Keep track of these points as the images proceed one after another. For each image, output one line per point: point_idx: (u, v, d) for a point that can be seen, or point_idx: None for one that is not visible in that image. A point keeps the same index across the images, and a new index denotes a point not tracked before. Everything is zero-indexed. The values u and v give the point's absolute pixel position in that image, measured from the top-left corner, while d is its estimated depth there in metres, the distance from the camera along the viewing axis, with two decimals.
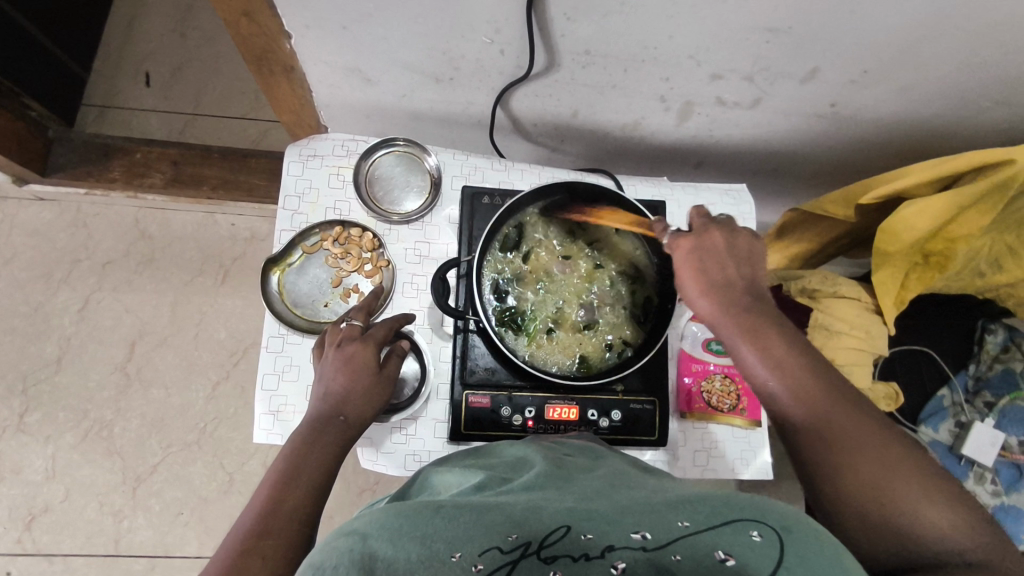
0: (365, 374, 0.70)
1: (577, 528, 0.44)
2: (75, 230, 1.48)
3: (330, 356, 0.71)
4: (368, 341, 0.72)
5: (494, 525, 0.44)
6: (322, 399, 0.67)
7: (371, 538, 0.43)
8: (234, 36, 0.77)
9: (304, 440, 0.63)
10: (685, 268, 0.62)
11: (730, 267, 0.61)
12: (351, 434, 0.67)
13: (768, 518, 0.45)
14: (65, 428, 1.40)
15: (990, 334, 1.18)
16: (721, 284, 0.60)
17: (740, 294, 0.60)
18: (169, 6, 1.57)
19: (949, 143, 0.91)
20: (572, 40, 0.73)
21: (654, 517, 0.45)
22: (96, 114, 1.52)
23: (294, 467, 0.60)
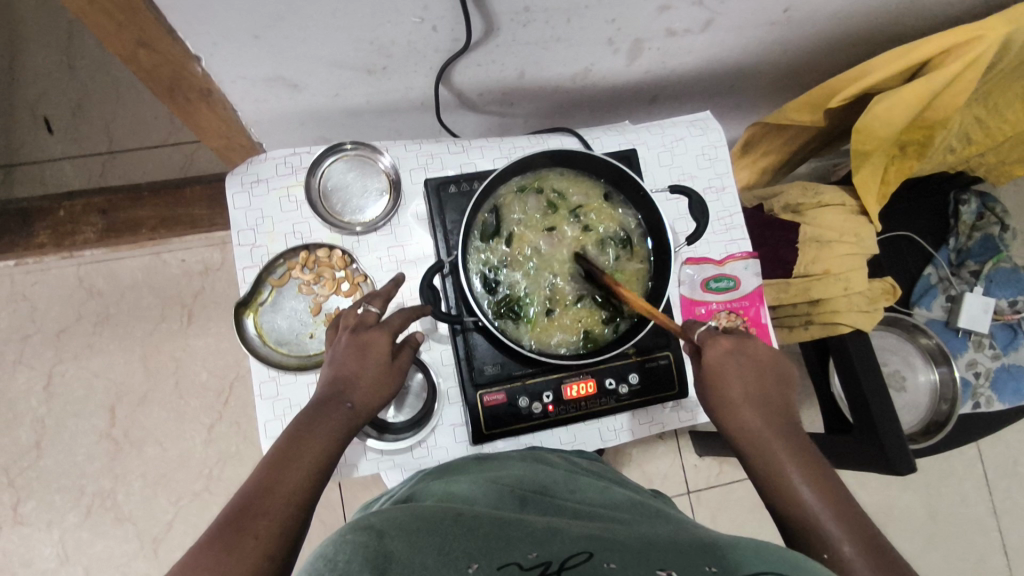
0: (376, 363, 0.65)
1: (598, 555, 0.44)
2: (16, 304, 1.38)
3: (341, 339, 0.66)
4: (385, 329, 0.66)
5: (516, 543, 0.45)
6: (330, 382, 0.63)
7: (388, 537, 0.45)
8: (134, 68, 0.69)
9: (309, 423, 0.59)
10: (710, 369, 0.66)
11: (754, 376, 0.65)
12: (356, 424, 0.63)
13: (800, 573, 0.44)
14: (65, 509, 1.34)
15: (964, 205, 1.19)
16: (743, 394, 0.64)
17: (763, 406, 0.64)
18: (48, 40, 1.42)
19: (906, 26, 0.88)
20: (508, 0, 0.67)
21: (683, 560, 0.45)
22: (3, 176, 1.39)
23: (296, 450, 0.57)
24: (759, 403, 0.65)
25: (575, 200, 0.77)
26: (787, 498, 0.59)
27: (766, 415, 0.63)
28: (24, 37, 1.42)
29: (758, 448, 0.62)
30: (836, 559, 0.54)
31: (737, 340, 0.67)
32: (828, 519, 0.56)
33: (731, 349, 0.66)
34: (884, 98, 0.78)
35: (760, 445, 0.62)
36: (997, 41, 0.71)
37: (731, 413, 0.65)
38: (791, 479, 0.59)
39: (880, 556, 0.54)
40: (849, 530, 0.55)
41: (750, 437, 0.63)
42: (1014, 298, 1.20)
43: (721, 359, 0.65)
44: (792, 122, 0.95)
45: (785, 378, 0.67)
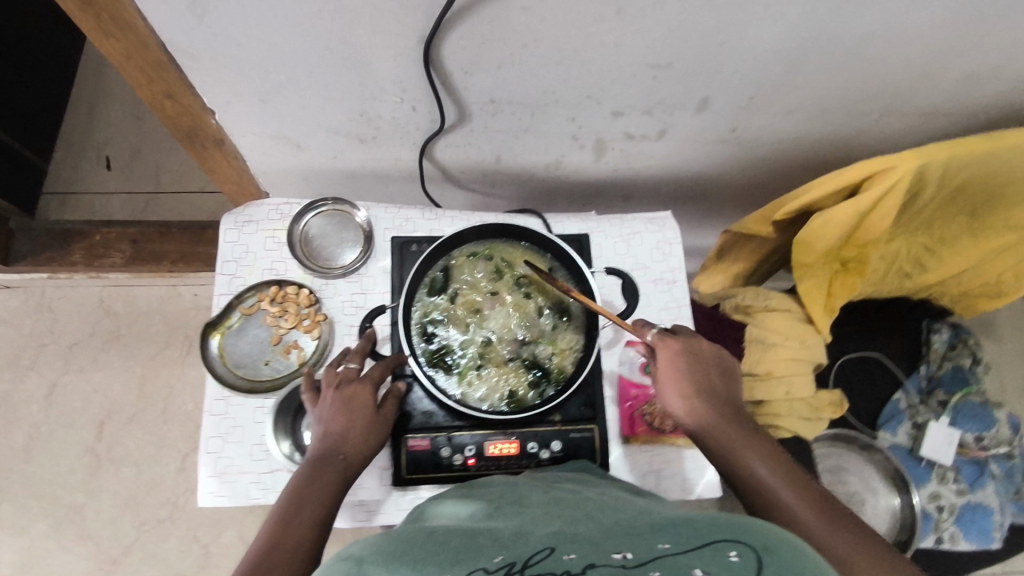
0: (361, 415, 0.72)
1: (560, 549, 0.46)
2: (41, 315, 1.51)
3: (329, 397, 0.72)
4: (367, 383, 0.74)
5: (483, 550, 0.48)
6: (321, 439, 0.69)
7: (367, 563, 0.48)
8: (161, 116, 0.82)
9: (308, 479, 0.65)
10: (667, 372, 0.71)
11: (707, 377, 0.71)
12: (352, 473, 0.68)
13: (748, 539, 0.46)
14: (35, 516, 1.39)
15: (936, 334, 1.21)
16: (699, 392, 0.69)
17: (717, 402, 0.69)
18: (125, 93, 1.64)
19: (853, 153, 0.96)
20: (475, 92, 0.78)
21: (638, 542, 0.47)
22: (59, 201, 1.56)
23: (298, 505, 0.62)
24: (712, 399, 0.69)
25: (520, 271, 0.85)
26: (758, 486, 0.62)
27: (721, 410, 0.68)
28: (106, 89, 1.64)
29: (723, 443, 0.66)
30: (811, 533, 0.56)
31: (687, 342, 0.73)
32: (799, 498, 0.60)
33: (681, 349, 0.72)
34: (821, 215, 0.84)
35: (724, 440, 0.67)
36: (910, 171, 0.76)
37: (691, 413, 0.69)
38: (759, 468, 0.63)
39: (846, 522, 0.57)
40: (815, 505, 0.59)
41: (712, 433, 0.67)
42: (981, 434, 1.17)
43: (673, 360, 0.71)
44: (749, 231, 1.01)
45: (732, 378, 0.73)
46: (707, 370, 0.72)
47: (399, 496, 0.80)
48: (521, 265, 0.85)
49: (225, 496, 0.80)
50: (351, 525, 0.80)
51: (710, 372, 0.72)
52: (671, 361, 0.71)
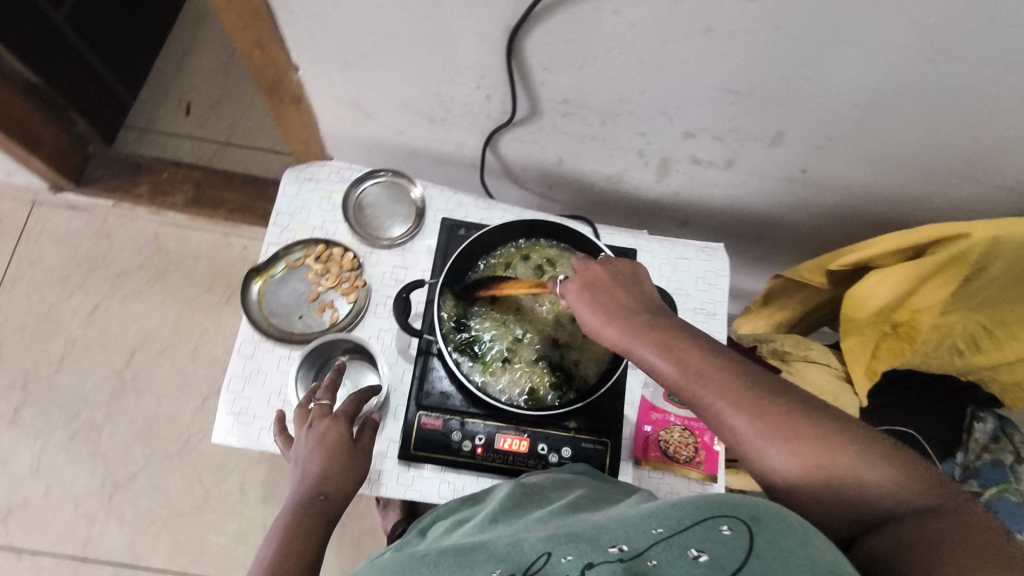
0: (339, 452, 0.71)
1: (556, 552, 0.46)
2: (99, 239, 1.57)
3: (303, 437, 0.71)
4: (339, 417, 0.73)
5: (477, 565, 0.47)
6: (300, 482, 0.68)
7: None
8: (248, 65, 0.85)
9: (289, 529, 0.64)
10: (583, 303, 0.65)
11: (626, 297, 0.65)
12: (334, 511, 0.68)
13: (736, 511, 0.47)
14: (55, 426, 1.44)
15: (979, 422, 1.15)
16: (619, 316, 0.64)
17: (641, 318, 0.63)
18: (217, 46, 1.72)
19: (923, 217, 0.93)
20: (551, 90, 0.79)
21: (630, 530, 0.48)
22: (136, 135, 1.63)
23: (280, 561, 0.62)
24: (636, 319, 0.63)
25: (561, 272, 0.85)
26: (724, 396, 0.57)
27: (645, 328, 0.62)
28: (201, 39, 1.72)
29: (668, 361, 0.60)
30: (793, 430, 0.54)
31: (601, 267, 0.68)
32: (763, 395, 0.56)
33: (592, 278, 0.67)
34: (877, 273, 0.83)
35: (671, 355, 0.60)
36: (982, 241, 0.74)
37: (620, 338, 0.63)
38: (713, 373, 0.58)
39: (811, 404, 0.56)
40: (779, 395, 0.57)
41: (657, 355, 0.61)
42: None
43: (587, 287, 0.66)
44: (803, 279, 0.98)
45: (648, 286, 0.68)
46: (624, 293, 0.66)
47: (402, 470, 0.80)
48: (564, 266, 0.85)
49: (236, 436, 0.81)
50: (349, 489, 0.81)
51: (628, 294, 0.66)
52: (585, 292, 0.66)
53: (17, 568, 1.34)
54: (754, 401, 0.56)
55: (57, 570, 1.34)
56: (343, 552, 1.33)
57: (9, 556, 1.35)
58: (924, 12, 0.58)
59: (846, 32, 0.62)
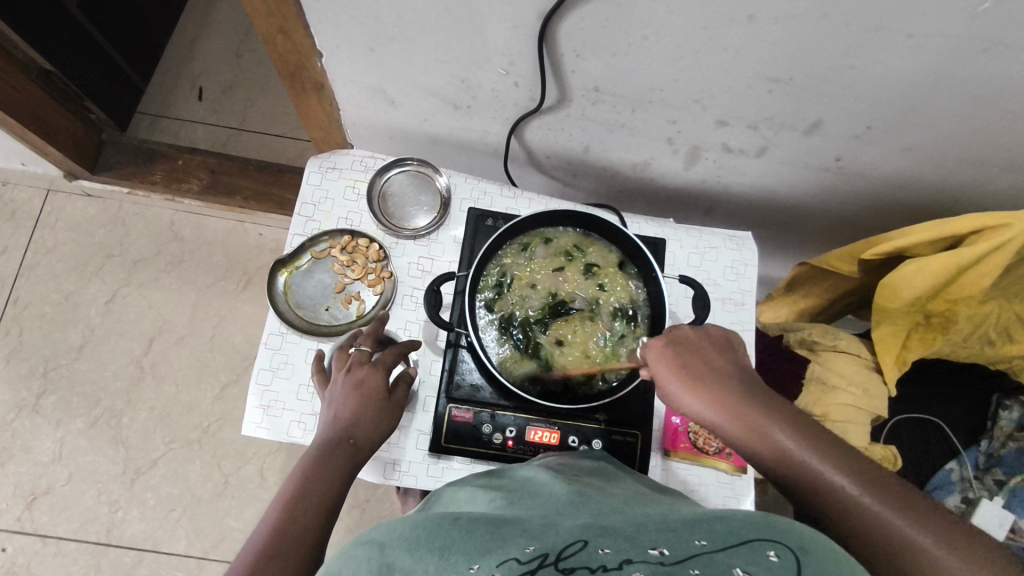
0: (374, 400, 0.70)
1: (593, 542, 0.46)
2: (114, 226, 1.56)
3: (341, 380, 0.71)
4: (377, 367, 0.73)
5: (512, 540, 0.47)
6: (332, 423, 0.68)
7: (388, 548, 0.49)
8: (270, 52, 0.83)
9: (316, 465, 0.63)
10: (659, 365, 0.64)
11: (705, 363, 0.63)
12: (360, 458, 0.67)
13: (787, 538, 0.45)
14: (76, 414, 1.45)
15: (1004, 411, 1.11)
16: (698, 380, 0.61)
17: (727, 384, 0.61)
18: (228, 29, 1.69)
19: (957, 205, 0.92)
20: (582, 77, 0.77)
21: (672, 536, 0.46)
22: (149, 121, 1.61)
23: (302, 497, 0.60)
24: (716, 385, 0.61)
25: (592, 260, 0.84)
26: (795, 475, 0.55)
27: (729, 394, 0.60)
28: (211, 22, 1.69)
29: (744, 434, 0.58)
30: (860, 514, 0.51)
31: (694, 328, 0.66)
32: (834, 479, 0.53)
33: (672, 341, 0.65)
34: (915, 260, 0.80)
35: (745, 427, 0.58)
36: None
37: (698, 403, 0.60)
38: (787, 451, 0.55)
39: (896, 490, 0.52)
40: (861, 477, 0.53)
41: (731, 427, 0.59)
42: None
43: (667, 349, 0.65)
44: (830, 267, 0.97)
45: (738, 353, 0.66)
46: (711, 362, 0.63)
47: (432, 463, 0.80)
48: (597, 255, 0.84)
49: (267, 428, 0.81)
50: (380, 482, 0.80)
51: (717, 364, 0.63)
52: (663, 356, 0.64)
53: (42, 553, 1.36)
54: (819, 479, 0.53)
55: (82, 555, 1.36)
56: None
57: (35, 542, 1.37)
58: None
59: (896, 19, 0.60)
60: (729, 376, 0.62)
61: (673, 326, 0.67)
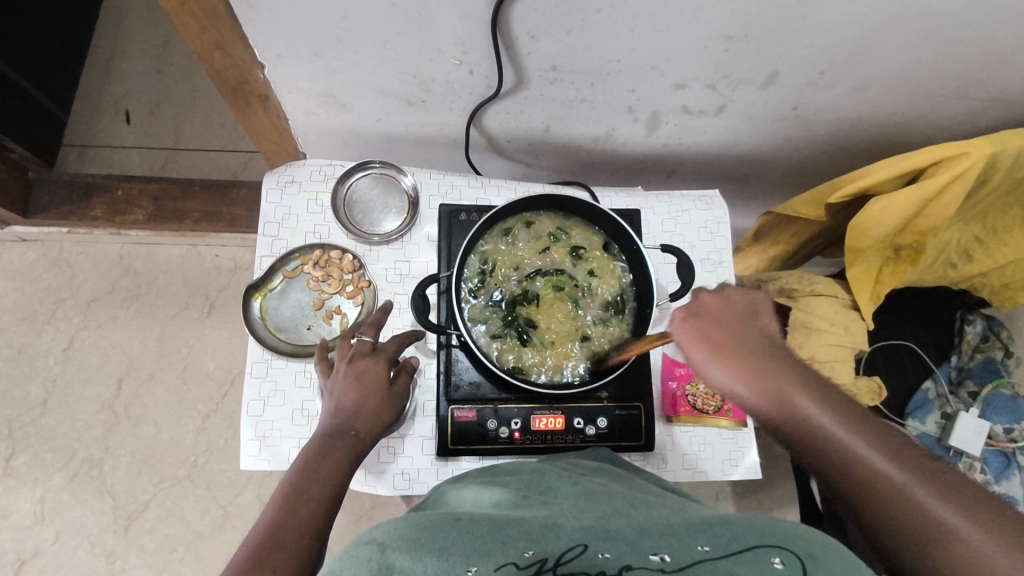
0: (376, 390, 0.69)
1: (593, 546, 0.47)
2: (58, 270, 1.48)
3: (342, 370, 0.70)
4: (379, 358, 0.72)
5: (512, 543, 0.47)
6: (333, 414, 0.66)
7: (390, 548, 0.47)
8: (208, 69, 0.78)
9: (318, 456, 0.61)
10: (684, 336, 0.57)
11: (735, 331, 0.56)
12: (362, 450, 0.65)
13: (792, 546, 0.46)
14: (52, 470, 1.38)
15: (969, 325, 1.19)
16: (728, 350, 0.55)
17: (754, 353, 0.55)
18: (147, 44, 1.59)
19: (909, 137, 0.94)
20: (538, 58, 0.76)
21: (675, 539, 0.47)
22: (77, 153, 1.52)
23: (308, 484, 0.58)
24: (744, 356, 0.54)
25: (577, 242, 0.84)
26: (834, 462, 0.50)
27: (759, 364, 0.54)
28: (126, 40, 1.59)
29: (774, 409, 0.52)
30: (904, 503, 0.47)
31: (713, 293, 0.59)
32: (870, 458, 0.49)
33: (697, 307, 0.58)
34: (878, 200, 0.83)
35: (775, 402, 0.52)
36: (982, 160, 0.77)
37: (724, 376, 0.55)
38: (834, 438, 0.50)
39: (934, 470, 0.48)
40: (922, 472, 0.48)
41: (756, 400, 0.53)
42: (1010, 426, 1.18)
43: (690, 317, 0.58)
44: (797, 215, 0.99)
45: (768, 314, 0.59)
46: (748, 333, 0.56)
47: (441, 466, 0.80)
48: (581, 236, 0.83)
49: (266, 460, 0.79)
50: (391, 494, 0.80)
51: (755, 338, 0.56)
52: (688, 327, 0.57)
53: None
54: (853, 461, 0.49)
55: None
56: None
57: None
58: None
59: None
60: (764, 346, 0.55)
61: (692, 290, 0.59)
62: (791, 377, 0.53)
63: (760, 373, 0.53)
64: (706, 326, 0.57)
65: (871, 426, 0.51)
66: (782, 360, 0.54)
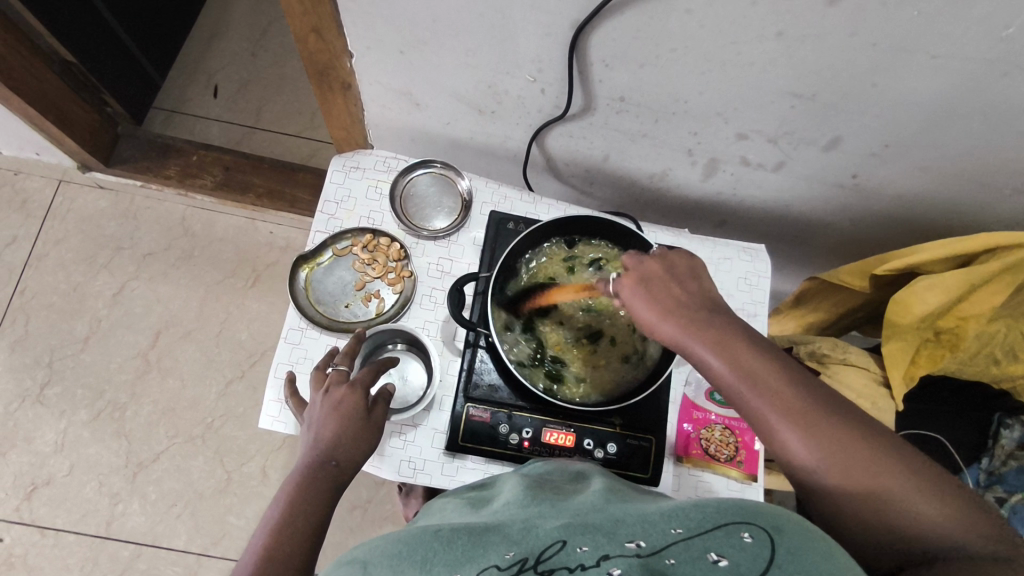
0: (353, 420, 0.69)
1: (572, 541, 0.46)
2: (124, 220, 1.57)
3: (318, 401, 0.70)
4: (355, 384, 0.71)
5: (491, 546, 0.47)
6: (310, 447, 0.67)
7: (372, 565, 0.48)
8: (301, 51, 0.84)
9: (295, 490, 0.63)
10: (637, 291, 0.64)
11: (681, 290, 0.64)
12: (343, 479, 0.67)
13: (759, 520, 0.47)
14: (80, 405, 1.44)
15: (1005, 430, 1.13)
16: (671, 306, 0.62)
17: (694, 308, 0.62)
18: (247, 28, 1.70)
19: (967, 223, 0.94)
20: (608, 87, 0.79)
21: (649, 527, 0.48)
22: (164, 116, 1.62)
23: (288, 518, 0.61)
24: (686, 310, 0.62)
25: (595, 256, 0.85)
26: (767, 402, 0.56)
27: (701, 317, 0.61)
28: (228, 22, 1.70)
29: (715, 354, 0.59)
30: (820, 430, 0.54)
31: (665, 257, 0.67)
32: (790, 392, 0.56)
33: (649, 268, 0.65)
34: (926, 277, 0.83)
35: (718, 350, 0.59)
36: None
37: (667, 325, 0.61)
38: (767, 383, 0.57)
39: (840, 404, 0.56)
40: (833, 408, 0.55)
41: (701, 350, 0.60)
42: None
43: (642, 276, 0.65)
44: (840, 282, 0.98)
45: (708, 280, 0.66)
46: (698, 296, 0.63)
47: (447, 461, 0.81)
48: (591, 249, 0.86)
49: (283, 422, 0.81)
50: (394, 479, 0.81)
51: (703, 301, 0.63)
52: (641, 284, 0.64)
53: (40, 545, 1.35)
54: (782, 398, 0.56)
55: (80, 548, 1.35)
56: (365, 535, 1.37)
57: (33, 533, 1.36)
58: (1004, 22, 0.59)
59: (920, 40, 0.62)
60: (708, 304, 0.63)
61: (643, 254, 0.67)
62: (727, 327, 0.61)
63: (702, 326, 0.60)
64: (660, 291, 0.63)
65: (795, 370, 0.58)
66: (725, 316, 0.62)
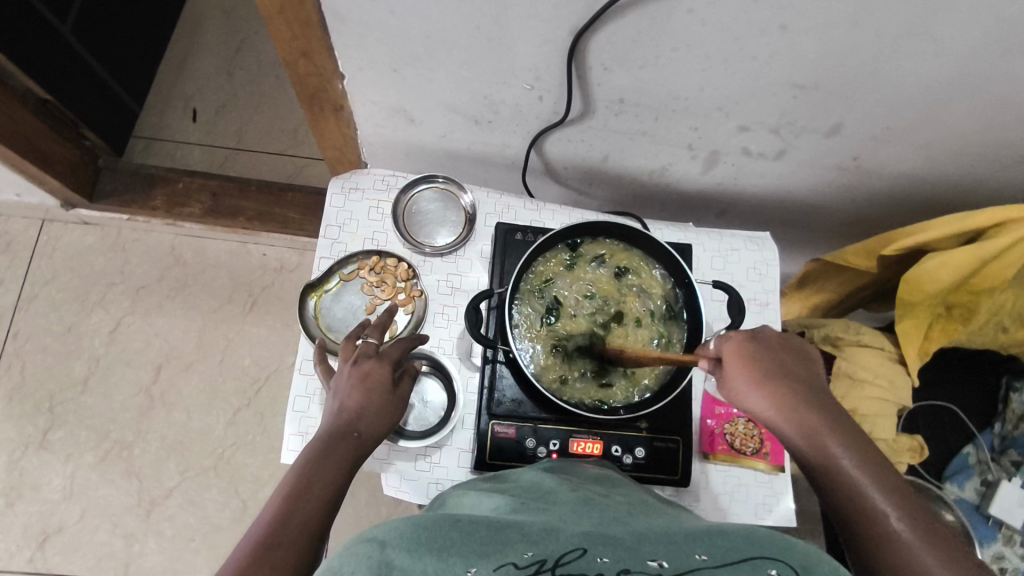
0: (378, 393, 0.69)
1: (592, 550, 0.45)
2: (113, 254, 1.53)
3: (345, 372, 0.70)
4: (382, 360, 0.72)
5: (512, 544, 0.46)
6: (335, 415, 0.66)
7: (391, 547, 0.46)
8: (291, 77, 0.82)
9: (318, 453, 0.62)
10: (732, 359, 0.67)
11: (775, 366, 0.67)
12: (363, 452, 0.66)
13: (790, 557, 0.45)
14: (85, 448, 1.42)
15: (1015, 392, 1.12)
16: (767, 378, 0.66)
17: (790, 385, 0.65)
18: (220, 48, 1.67)
19: (969, 195, 0.94)
20: (607, 90, 0.78)
21: (673, 548, 0.46)
22: (144, 144, 1.59)
23: (308, 480, 0.60)
24: (780, 386, 0.65)
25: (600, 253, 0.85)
26: (834, 480, 0.60)
27: (796, 394, 0.65)
28: (200, 43, 1.67)
29: (801, 433, 0.63)
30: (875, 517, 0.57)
31: (763, 335, 0.70)
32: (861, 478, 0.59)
33: (745, 341, 0.69)
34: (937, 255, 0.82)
35: (804, 427, 0.63)
36: None
37: (758, 397, 0.65)
38: (844, 465, 0.60)
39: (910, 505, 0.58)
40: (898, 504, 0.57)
41: (786, 424, 0.64)
42: None
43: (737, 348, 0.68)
44: (846, 262, 0.98)
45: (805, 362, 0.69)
46: (790, 373, 0.67)
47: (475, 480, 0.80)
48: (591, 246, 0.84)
49: None
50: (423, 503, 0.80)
51: (795, 378, 0.66)
52: (736, 356, 0.68)
53: None
54: (847, 479, 0.59)
55: None
56: None
57: None
58: (1006, 2, 0.58)
59: (923, 24, 0.62)
60: (802, 384, 0.66)
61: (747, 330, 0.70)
62: (814, 407, 0.64)
63: (790, 403, 0.64)
64: (757, 364, 0.67)
65: (875, 460, 0.61)
66: (817, 399, 0.65)
